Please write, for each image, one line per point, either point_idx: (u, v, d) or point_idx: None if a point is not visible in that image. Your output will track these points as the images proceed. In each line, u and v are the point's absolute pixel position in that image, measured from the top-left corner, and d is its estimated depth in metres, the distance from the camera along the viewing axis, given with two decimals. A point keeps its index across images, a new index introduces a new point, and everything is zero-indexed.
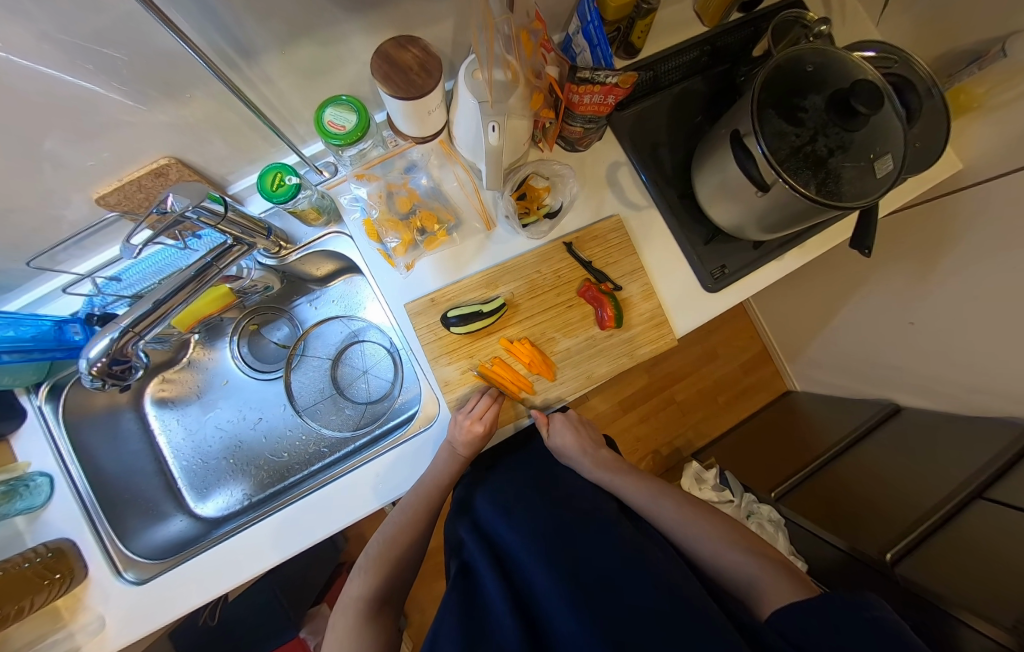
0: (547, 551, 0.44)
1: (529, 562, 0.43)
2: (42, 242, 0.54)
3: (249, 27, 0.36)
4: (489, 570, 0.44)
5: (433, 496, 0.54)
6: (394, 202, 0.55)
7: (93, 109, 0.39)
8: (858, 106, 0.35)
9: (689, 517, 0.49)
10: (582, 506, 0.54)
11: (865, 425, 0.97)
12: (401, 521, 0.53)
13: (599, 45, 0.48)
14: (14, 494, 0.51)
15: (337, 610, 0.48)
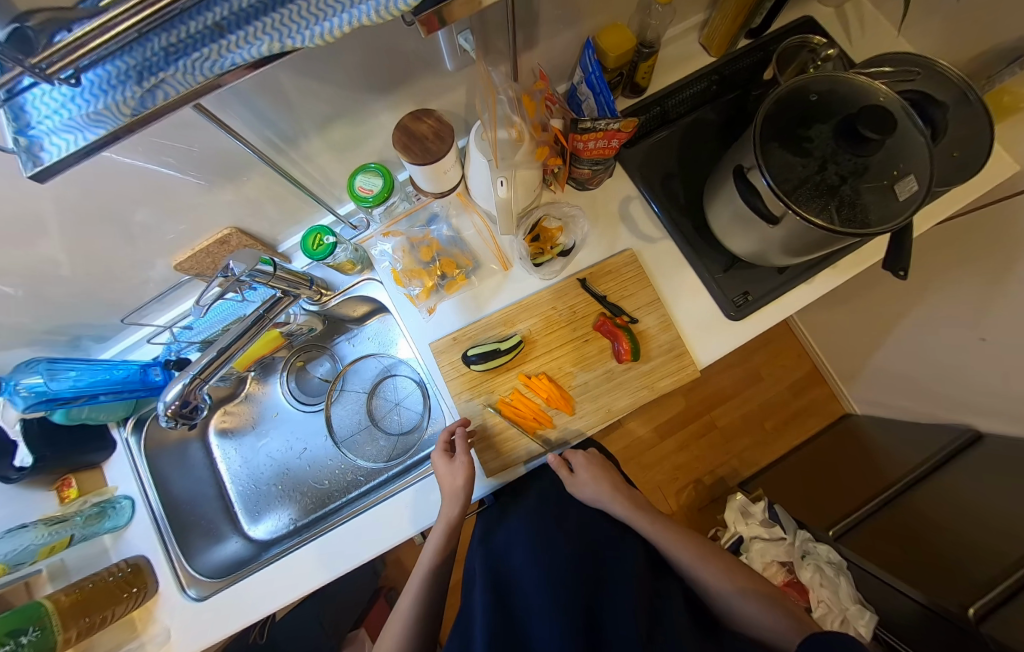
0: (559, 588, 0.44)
1: (537, 605, 0.42)
2: (135, 300, 0.65)
3: (289, 116, 0.43)
4: (486, 598, 0.45)
5: (443, 548, 0.50)
6: (418, 251, 0.59)
7: (173, 194, 0.48)
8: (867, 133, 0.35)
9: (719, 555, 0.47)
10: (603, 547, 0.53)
11: (938, 455, 0.86)
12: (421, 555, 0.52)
13: (601, 94, 0.50)
14: (104, 514, 0.62)
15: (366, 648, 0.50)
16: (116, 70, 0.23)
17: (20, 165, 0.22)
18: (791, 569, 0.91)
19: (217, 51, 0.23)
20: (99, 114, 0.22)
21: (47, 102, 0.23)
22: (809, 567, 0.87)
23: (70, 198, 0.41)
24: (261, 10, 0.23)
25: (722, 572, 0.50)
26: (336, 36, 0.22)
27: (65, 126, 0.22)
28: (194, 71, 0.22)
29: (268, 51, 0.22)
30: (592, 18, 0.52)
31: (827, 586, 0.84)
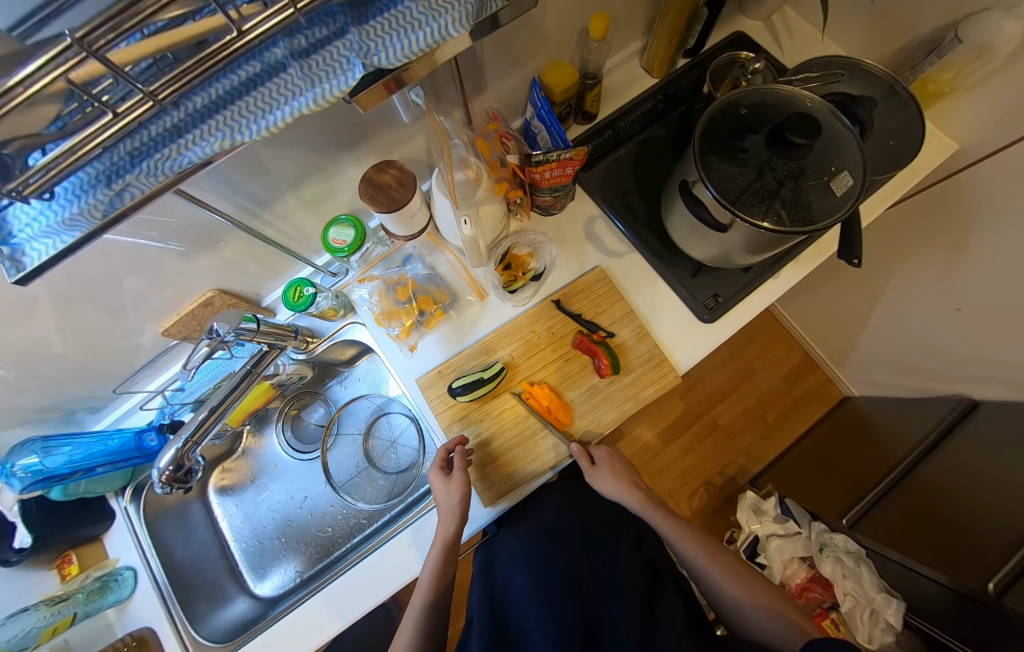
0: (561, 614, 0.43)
1: (537, 644, 0.40)
2: (126, 368, 0.66)
3: (257, 184, 0.46)
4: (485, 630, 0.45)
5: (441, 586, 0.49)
6: (395, 292, 0.61)
7: (154, 266, 0.50)
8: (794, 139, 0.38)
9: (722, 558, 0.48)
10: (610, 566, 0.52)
11: (936, 430, 0.86)
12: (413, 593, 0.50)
13: (552, 126, 0.53)
14: (107, 588, 0.62)
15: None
16: (87, 176, 0.24)
17: (7, 273, 0.24)
18: (812, 564, 0.89)
19: (175, 150, 0.25)
20: (72, 219, 0.24)
21: (26, 212, 0.25)
22: (829, 560, 0.84)
23: (54, 283, 0.43)
24: (211, 107, 0.25)
25: (730, 575, 0.49)
26: (280, 126, 0.25)
27: (43, 233, 0.24)
28: (156, 171, 0.25)
29: (222, 147, 0.25)
30: (535, 59, 0.56)
31: (850, 577, 0.81)
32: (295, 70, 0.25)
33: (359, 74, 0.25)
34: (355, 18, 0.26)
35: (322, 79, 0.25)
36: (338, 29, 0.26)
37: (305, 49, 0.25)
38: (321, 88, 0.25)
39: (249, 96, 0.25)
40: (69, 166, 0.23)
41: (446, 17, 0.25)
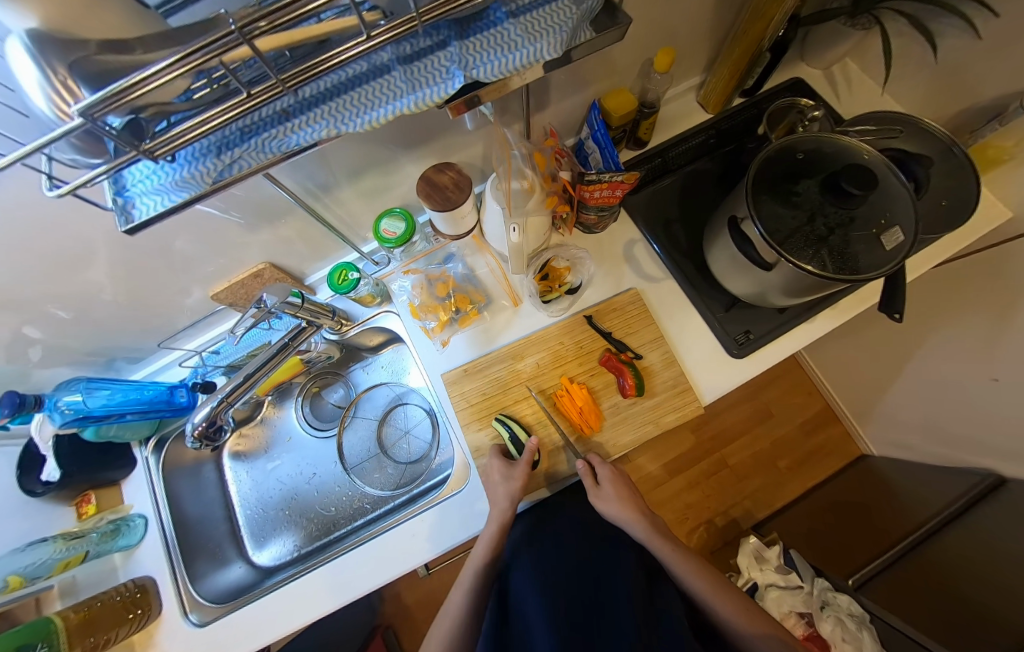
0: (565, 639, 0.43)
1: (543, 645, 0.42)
2: (170, 326, 0.70)
3: (325, 169, 0.49)
4: None
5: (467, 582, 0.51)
6: (434, 287, 0.62)
7: (218, 232, 0.53)
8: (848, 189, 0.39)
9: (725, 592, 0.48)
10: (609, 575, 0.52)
11: (957, 501, 0.83)
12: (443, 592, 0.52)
13: (606, 148, 0.55)
14: (117, 532, 0.63)
15: None
16: (200, 147, 0.27)
17: (118, 222, 0.26)
18: (810, 622, 0.84)
19: (283, 132, 0.27)
20: (184, 184, 0.26)
21: (141, 171, 0.27)
22: (830, 620, 0.80)
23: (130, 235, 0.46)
24: (320, 98, 0.28)
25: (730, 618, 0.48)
26: (381, 121, 0.27)
27: (156, 190, 0.26)
28: (263, 150, 0.27)
29: (326, 133, 0.27)
30: (598, 84, 0.59)
31: (849, 642, 0.76)
32: (399, 74, 0.27)
33: (459, 84, 0.26)
34: (458, 33, 0.28)
35: (423, 84, 0.27)
36: (440, 41, 0.28)
37: (409, 56, 0.28)
38: (422, 92, 0.27)
39: (355, 92, 0.27)
40: (194, 137, 0.23)
41: (543, 42, 0.27)
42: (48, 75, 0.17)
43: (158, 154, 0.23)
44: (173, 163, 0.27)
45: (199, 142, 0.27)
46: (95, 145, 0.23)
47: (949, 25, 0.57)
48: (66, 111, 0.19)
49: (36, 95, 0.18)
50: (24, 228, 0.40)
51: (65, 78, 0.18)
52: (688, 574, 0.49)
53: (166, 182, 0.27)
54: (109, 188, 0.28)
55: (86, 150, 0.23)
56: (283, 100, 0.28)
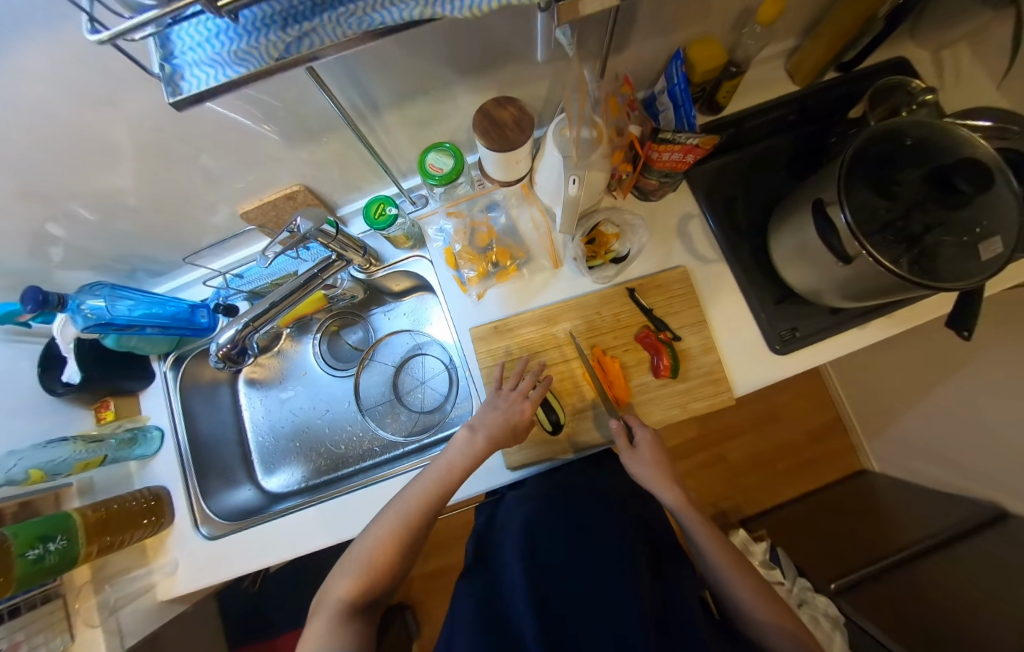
0: (542, 602, 0.44)
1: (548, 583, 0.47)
2: (194, 243, 0.67)
3: (378, 85, 0.44)
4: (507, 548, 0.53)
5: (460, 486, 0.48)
6: (476, 237, 0.60)
7: (253, 145, 0.50)
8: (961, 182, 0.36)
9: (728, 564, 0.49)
10: (605, 538, 0.53)
11: (952, 527, 0.83)
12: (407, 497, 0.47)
13: (683, 106, 0.49)
14: (134, 441, 0.65)
15: (317, 602, 0.43)
16: (261, 14, 0.24)
17: (165, 93, 0.24)
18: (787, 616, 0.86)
19: (363, 8, 0.23)
20: (249, 52, 0.24)
21: (193, 34, 0.25)
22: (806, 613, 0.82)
23: (146, 123, 0.42)
24: None
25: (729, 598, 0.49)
26: (486, 8, 0.22)
27: (210, 60, 0.24)
28: (342, 25, 0.24)
29: (415, 13, 0.23)
30: (685, 29, 0.52)
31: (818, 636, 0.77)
32: None
33: None
34: None
35: None
36: None
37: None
38: None
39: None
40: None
41: None
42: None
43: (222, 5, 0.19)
44: (235, 30, 0.25)
45: (265, 8, 0.24)
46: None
47: None
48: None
49: None
50: (49, 111, 0.37)
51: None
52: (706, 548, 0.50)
53: (219, 53, 0.25)
54: (155, 51, 0.26)
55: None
56: None
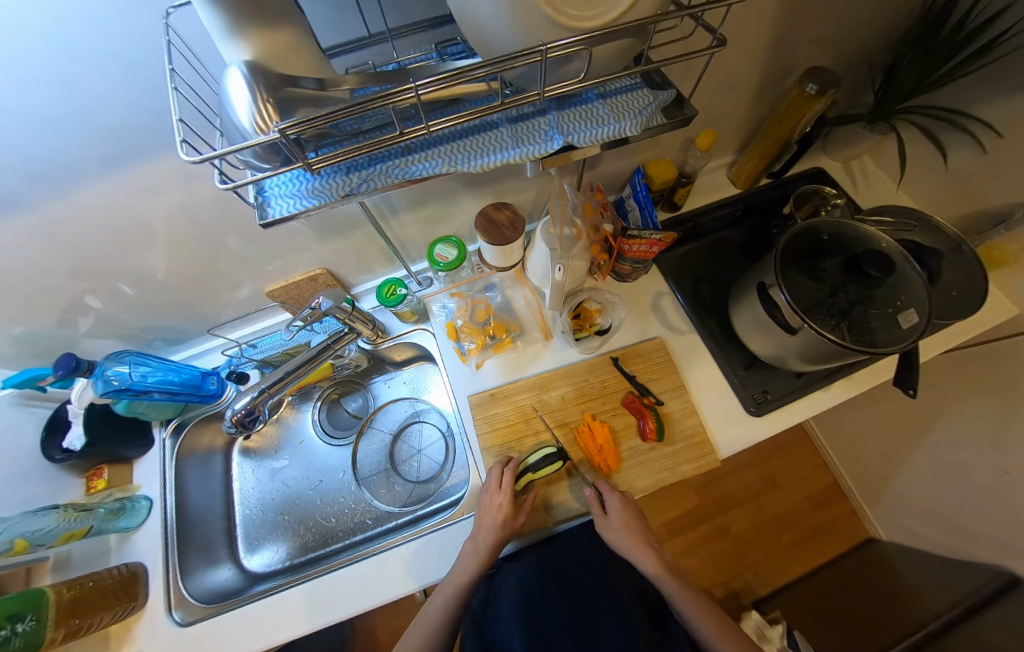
0: None
1: None
2: (217, 315, 0.74)
3: (399, 195, 0.55)
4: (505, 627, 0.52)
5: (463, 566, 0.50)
6: (475, 313, 0.68)
7: (290, 236, 0.59)
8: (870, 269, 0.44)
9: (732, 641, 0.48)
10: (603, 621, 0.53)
11: (970, 598, 0.79)
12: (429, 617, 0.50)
13: (646, 208, 0.61)
14: (122, 511, 0.63)
15: None
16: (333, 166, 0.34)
17: (257, 217, 0.32)
18: None
19: (404, 162, 0.34)
20: (321, 194, 0.32)
21: (279, 179, 0.34)
22: None
23: (203, 214, 0.50)
24: (438, 141, 0.35)
25: None
26: (490, 165, 0.33)
27: (295, 196, 0.32)
28: (389, 175, 0.33)
29: (441, 168, 0.33)
30: (642, 153, 0.66)
31: None
32: (506, 131, 0.35)
33: (557, 144, 0.33)
34: (557, 105, 0.37)
35: (527, 141, 0.34)
36: (541, 109, 0.37)
37: (515, 117, 0.37)
38: (525, 148, 0.34)
39: (470, 140, 0.35)
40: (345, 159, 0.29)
41: (627, 122, 0.35)
42: (256, 98, 0.23)
43: (316, 167, 0.29)
44: (311, 177, 0.34)
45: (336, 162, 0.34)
46: (271, 156, 0.28)
47: (957, 137, 0.67)
48: (263, 127, 0.24)
49: (246, 118, 0.24)
50: (125, 205, 0.45)
51: (266, 102, 0.23)
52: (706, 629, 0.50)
53: (300, 189, 0.33)
54: (251, 189, 0.35)
55: (264, 158, 0.28)
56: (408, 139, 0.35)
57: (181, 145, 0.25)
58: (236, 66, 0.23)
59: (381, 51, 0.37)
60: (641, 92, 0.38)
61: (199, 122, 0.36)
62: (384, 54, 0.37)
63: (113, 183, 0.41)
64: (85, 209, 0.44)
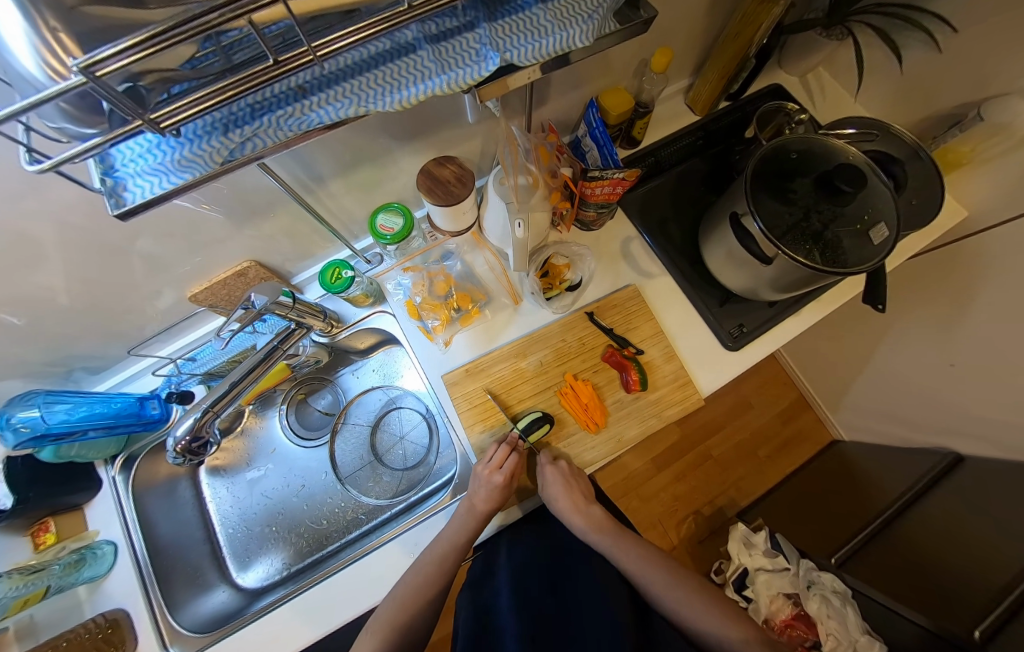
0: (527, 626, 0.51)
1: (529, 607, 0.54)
2: (140, 332, 0.64)
3: (318, 159, 0.46)
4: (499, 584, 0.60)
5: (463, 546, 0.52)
6: (434, 286, 0.61)
7: (198, 228, 0.49)
8: (842, 184, 0.41)
9: None
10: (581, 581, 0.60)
11: (923, 479, 0.90)
12: (416, 584, 0.50)
13: (605, 146, 0.55)
14: (82, 562, 0.56)
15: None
16: (204, 122, 0.26)
17: (107, 207, 0.24)
18: (796, 602, 0.92)
19: (301, 108, 0.26)
20: (191, 162, 0.25)
21: (131, 148, 0.26)
22: (816, 599, 0.88)
23: (77, 221, 0.40)
24: (342, 74, 0.27)
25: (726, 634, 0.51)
26: (413, 101, 0.27)
27: (153, 169, 0.25)
28: (282, 127, 0.26)
29: (354, 111, 0.27)
30: (594, 82, 0.59)
31: (834, 617, 0.84)
32: (427, 53, 0.28)
33: (494, 65, 0.27)
34: (487, 15, 0.29)
35: (454, 66, 0.28)
36: (468, 22, 0.29)
37: (436, 36, 0.29)
38: (453, 73, 0.27)
39: (381, 71, 0.27)
40: (210, 108, 0.22)
41: (575, 29, 0.29)
42: (35, 23, 0.16)
43: (165, 127, 0.21)
44: (176, 141, 0.26)
45: (203, 118, 0.26)
46: (92, 114, 0.21)
47: (912, 38, 0.63)
48: (61, 73, 0.17)
49: (24, 55, 0.16)
50: None
51: (55, 28, 0.16)
52: None
53: (162, 161, 0.25)
54: (95, 167, 0.26)
55: (81, 120, 0.21)
56: (299, 76, 0.27)
57: None
58: None
59: None
60: None
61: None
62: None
63: None
64: None
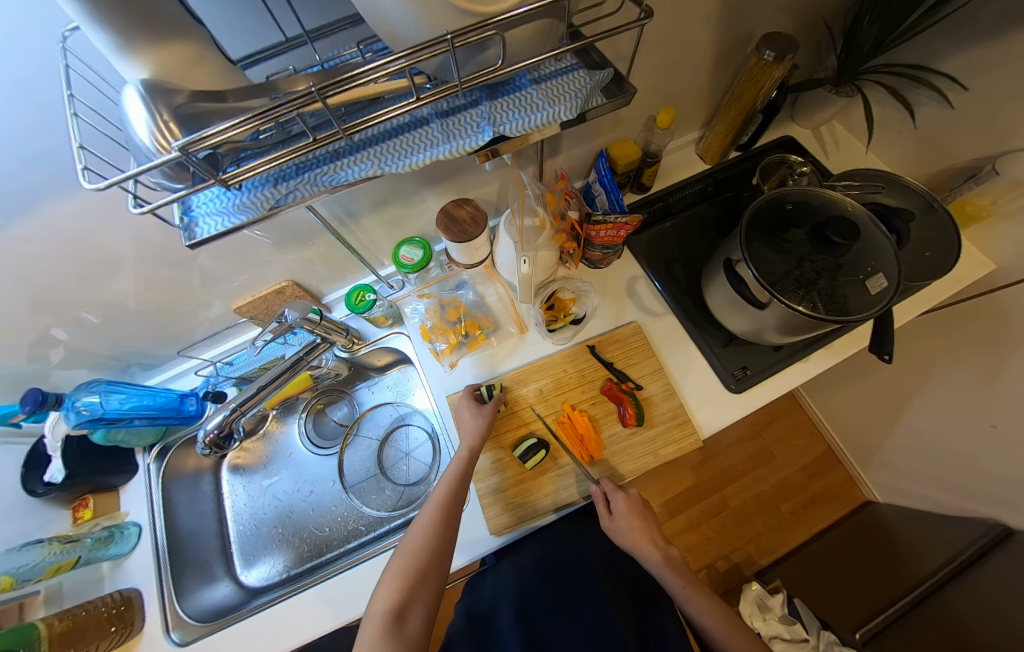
0: None
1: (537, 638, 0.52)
2: (191, 336, 0.73)
3: (354, 199, 0.54)
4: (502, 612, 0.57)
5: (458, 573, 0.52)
6: (446, 312, 0.67)
7: (250, 252, 0.58)
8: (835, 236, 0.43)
9: (712, 609, 0.50)
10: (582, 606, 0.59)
11: (967, 551, 0.80)
12: None
13: (612, 192, 0.59)
14: (110, 539, 0.62)
15: None
16: (257, 179, 0.33)
17: (181, 240, 0.30)
18: None
19: (332, 169, 0.32)
20: (246, 209, 0.31)
21: (204, 197, 0.33)
22: None
23: (157, 241, 0.49)
24: (366, 142, 0.34)
25: None
26: (421, 163, 0.32)
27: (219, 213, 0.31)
28: (316, 183, 0.32)
29: (370, 171, 0.32)
30: (605, 136, 0.65)
31: None
32: (437, 126, 0.34)
33: (487, 136, 0.32)
34: (490, 94, 0.36)
35: (458, 135, 0.33)
36: (473, 100, 0.36)
37: (446, 112, 0.35)
38: (456, 142, 0.33)
39: (398, 140, 0.34)
40: (262, 172, 0.27)
41: (563, 105, 0.34)
42: (155, 116, 0.21)
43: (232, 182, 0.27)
44: (237, 192, 0.32)
45: (261, 174, 0.33)
46: (180, 175, 0.27)
47: (924, 96, 0.65)
48: (164, 145, 0.22)
49: (144, 132, 0.21)
50: (75, 235, 0.43)
51: (167, 120, 0.21)
52: (701, 610, 0.49)
53: (226, 206, 0.32)
54: (176, 209, 0.33)
55: (174, 179, 0.26)
56: (336, 143, 0.34)
57: (81, 171, 0.24)
58: (133, 86, 0.21)
59: (301, 55, 0.35)
60: (578, 73, 0.36)
61: (110, 150, 0.34)
62: (305, 58, 0.36)
63: (53, 211, 0.39)
64: (31, 243, 0.42)
